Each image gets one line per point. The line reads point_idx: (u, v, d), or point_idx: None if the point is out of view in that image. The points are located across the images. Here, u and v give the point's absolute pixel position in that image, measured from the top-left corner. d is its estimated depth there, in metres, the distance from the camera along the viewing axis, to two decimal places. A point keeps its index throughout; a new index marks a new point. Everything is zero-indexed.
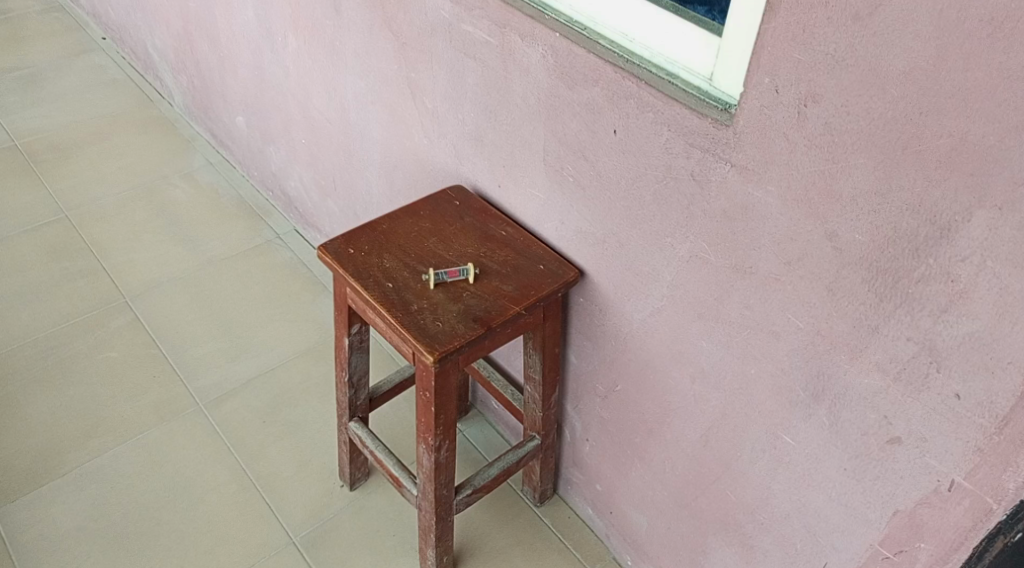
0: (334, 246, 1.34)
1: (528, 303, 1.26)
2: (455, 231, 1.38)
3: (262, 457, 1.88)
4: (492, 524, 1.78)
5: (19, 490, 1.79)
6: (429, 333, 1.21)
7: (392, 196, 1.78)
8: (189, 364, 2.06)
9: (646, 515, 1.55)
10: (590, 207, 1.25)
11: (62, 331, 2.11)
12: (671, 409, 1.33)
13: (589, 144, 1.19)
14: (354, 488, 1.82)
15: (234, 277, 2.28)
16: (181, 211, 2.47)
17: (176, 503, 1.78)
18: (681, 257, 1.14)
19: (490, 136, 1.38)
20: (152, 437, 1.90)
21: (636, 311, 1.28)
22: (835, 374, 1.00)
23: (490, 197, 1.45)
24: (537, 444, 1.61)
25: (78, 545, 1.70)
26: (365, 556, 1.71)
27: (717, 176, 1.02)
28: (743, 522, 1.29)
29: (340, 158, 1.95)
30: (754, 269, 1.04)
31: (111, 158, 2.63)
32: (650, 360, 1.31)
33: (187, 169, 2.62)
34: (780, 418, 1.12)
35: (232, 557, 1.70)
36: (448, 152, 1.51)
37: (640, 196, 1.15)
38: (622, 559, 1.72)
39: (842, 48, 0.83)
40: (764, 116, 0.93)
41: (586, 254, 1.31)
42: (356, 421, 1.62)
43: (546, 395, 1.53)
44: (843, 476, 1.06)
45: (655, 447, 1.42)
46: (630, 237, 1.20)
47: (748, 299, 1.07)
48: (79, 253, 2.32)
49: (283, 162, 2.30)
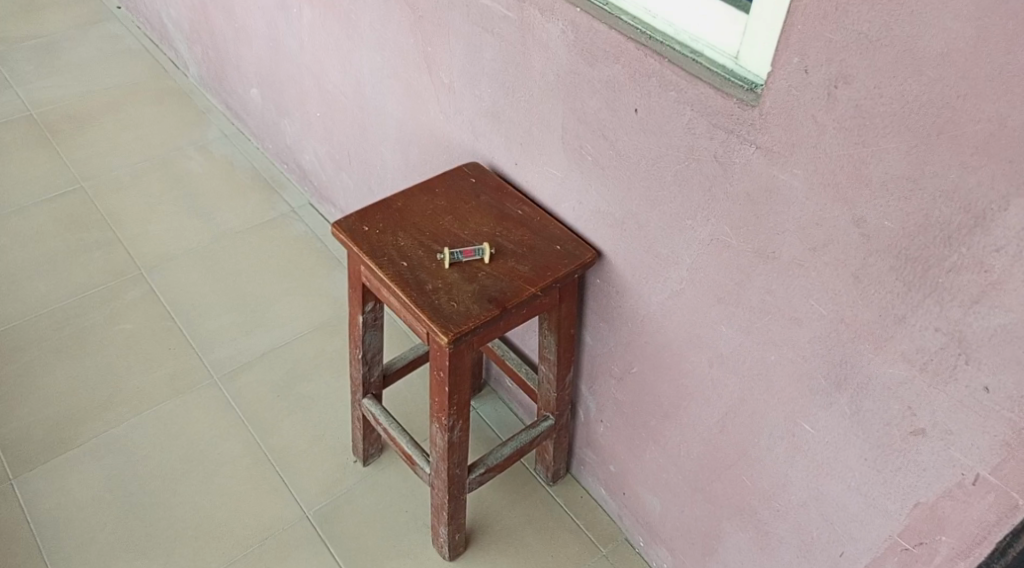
0: (348, 223, 1.32)
1: (544, 284, 1.24)
2: (471, 210, 1.35)
3: (276, 431, 1.88)
4: (504, 502, 1.77)
5: (36, 459, 1.80)
6: (443, 314, 1.20)
7: (407, 172, 1.76)
8: (204, 337, 2.05)
9: (659, 497, 1.54)
10: (609, 188, 1.22)
11: (79, 302, 2.11)
12: (688, 394, 1.31)
13: (609, 124, 1.16)
14: (367, 464, 1.82)
15: (249, 251, 2.27)
16: (196, 183, 2.45)
17: (189, 476, 1.79)
18: (701, 240, 1.11)
19: (507, 113, 1.35)
20: (167, 409, 1.90)
21: (654, 294, 1.26)
22: (858, 362, 0.98)
23: (506, 175, 1.43)
24: (550, 424, 1.60)
25: (93, 515, 1.71)
26: (377, 532, 1.71)
27: (741, 158, 0.99)
28: (759, 508, 1.28)
29: (354, 133, 1.93)
30: (777, 254, 1.01)
31: (126, 128, 2.62)
32: (668, 343, 1.29)
33: (202, 140, 2.60)
34: (799, 405, 1.10)
35: (246, 530, 1.70)
36: (465, 129, 1.48)
37: (661, 177, 1.12)
38: (634, 540, 1.71)
39: (877, 27, 0.79)
40: (792, 97, 0.90)
41: (604, 235, 1.28)
42: (369, 398, 1.61)
43: (560, 375, 1.51)
44: (863, 465, 1.04)
45: (671, 430, 1.40)
46: (649, 219, 1.18)
47: (769, 284, 1.05)
48: (94, 223, 2.31)
49: (297, 135, 2.28)
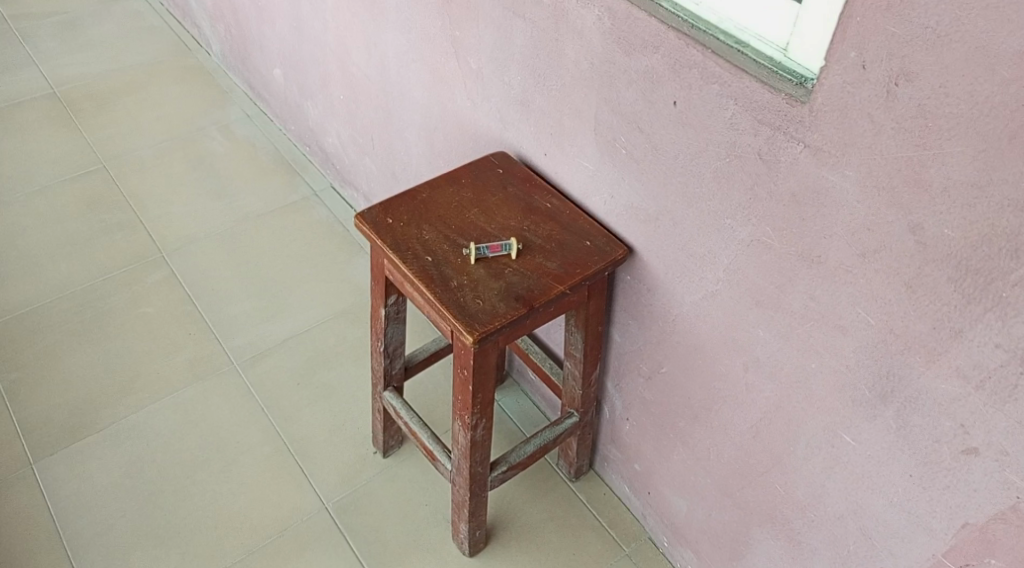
0: (372, 215, 1.28)
1: (573, 282, 1.19)
2: (497, 202, 1.31)
3: (295, 419, 1.85)
4: (526, 498, 1.74)
5: (57, 443, 1.78)
6: (469, 312, 1.15)
7: (432, 159, 1.71)
8: (224, 322, 2.02)
9: (686, 499, 1.50)
10: (643, 183, 1.17)
11: (101, 284, 2.08)
12: (720, 397, 1.26)
13: (646, 116, 1.10)
14: (387, 455, 1.79)
15: (270, 235, 2.23)
16: (218, 165, 2.42)
17: (209, 464, 1.76)
18: (741, 241, 1.06)
19: (538, 102, 1.30)
20: (187, 395, 1.88)
21: (688, 294, 1.21)
22: (907, 376, 0.93)
23: (534, 165, 1.38)
24: (575, 421, 1.56)
25: (113, 502, 1.69)
26: (396, 525, 1.68)
27: (788, 157, 0.93)
28: (792, 518, 1.23)
29: (378, 117, 1.88)
30: (822, 259, 0.96)
31: (149, 108, 2.59)
32: (700, 345, 1.24)
33: (225, 121, 2.57)
34: (841, 416, 1.05)
35: (265, 521, 1.68)
36: (492, 117, 1.43)
37: (699, 173, 1.06)
38: (658, 540, 1.67)
39: (945, 22, 0.73)
40: (847, 94, 0.84)
41: (636, 231, 1.23)
42: (390, 391, 1.57)
43: (587, 372, 1.47)
44: (907, 481, 0.99)
45: (701, 433, 1.35)
46: (685, 216, 1.13)
47: (813, 289, 0.99)
48: (116, 205, 2.29)
49: (320, 117, 2.24)
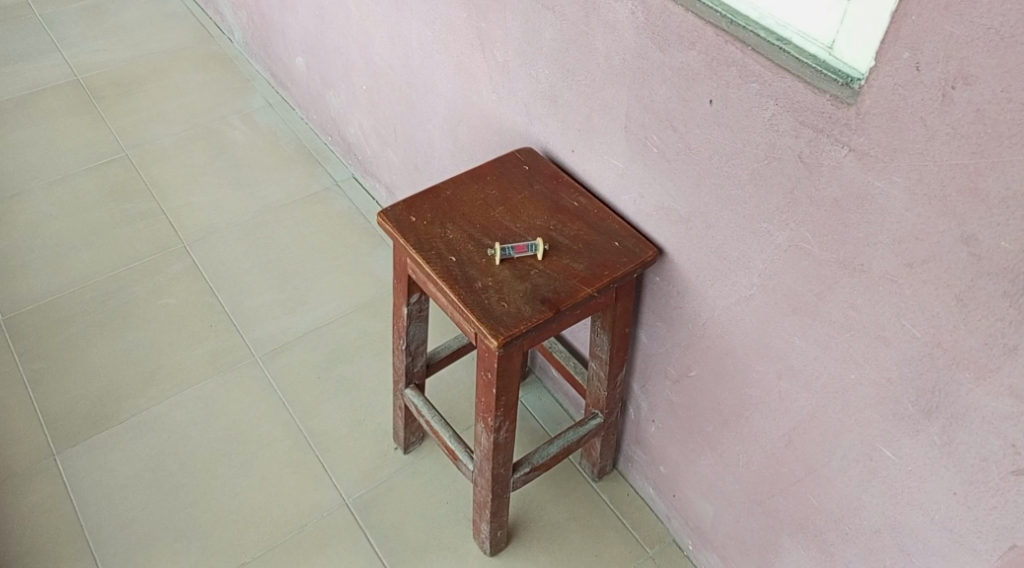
0: (395, 213, 1.24)
1: (601, 284, 1.15)
2: (523, 200, 1.27)
3: (316, 414, 1.83)
4: (548, 498, 1.71)
5: (79, 435, 1.77)
6: (494, 315, 1.12)
7: (456, 153, 1.67)
8: (245, 314, 2.00)
9: (713, 504, 1.46)
10: (675, 182, 1.13)
11: (122, 274, 2.07)
12: (752, 404, 1.22)
13: (680, 114, 1.06)
14: (408, 452, 1.77)
15: (290, 225, 2.21)
16: (240, 154, 2.39)
17: (230, 459, 1.75)
18: (778, 246, 1.02)
19: (566, 97, 1.26)
20: (208, 388, 1.86)
21: (719, 297, 1.17)
22: (955, 392, 0.89)
23: (561, 162, 1.34)
24: (599, 422, 1.52)
25: (134, 495, 1.68)
26: (417, 523, 1.66)
27: (831, 160, 0.89)
28: (825, 529, 1.20)
29: (401, 109, 1.85)
30: (865, 268, 0.91)
31: (171, 96, 2.56)
32: (732, 350, 1.20)
33: (246, 109, 2.54)
34: (880, 429, 1.01)
35: (285, 517, 1.66)
36: (518, 112, 1.40)
37: (735, 174, 1.02)
38: (683, 543, 1.64)
39: (1011, 23, 0.69)
40: (897, 96, 0.79)
41: (667, 232, 1.19)
42: (411, 389, 1.54)
43: (612, 373, 1.43)
44: (951, 499, 0.96)
45: (730, 438, 1.32)
46: (719, 218, 1.09)
47: (854, 298, 0.95)
48: (138, 193, 2.27)
49: (341, 107, 2.21)
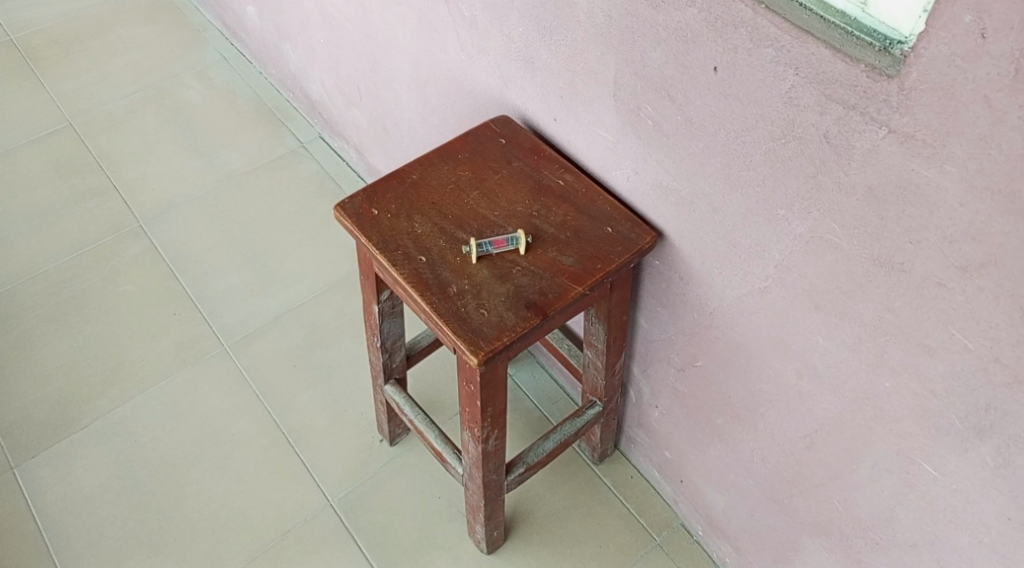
0: (355, 206, 1.08)
1: (594, 281, 1.01)
2: (501, 181, 1.11)
3: (293, 406, 1.70)
4: (547, 486, 1.59)
5: (38, 444, 1.64)
6: (472, 326, 0.97)
7: (426, 115, 1.50)
8: (212, 299, 1.86)
9: (725, 496, 1.35)
10: (674, 159, 0.97)
11: (76, 261, 1.91)
12: (767, 401, 1.09)
13: (678, 82, 0.90)
14: (394, 443, 1.64)
15: (255, 195, 2.04)
16: (196, 117, 2.20)
17: (204, 461, 1.62)
18: (798, 237, 0.87)
19: (544, 59, 1.09)
20: (176, 383, 1.73)
21: (728, 287, 1.02)
22: (1014, 412, 0.75)
23: (543, 132, 1.17)
24: (598, 411, 1.39)
25: (102, 507, 1.56)
26: (408, 522, 1.55)
27: (865, 142, 0.73)
28: (851, 536, 1.08)
29: (362, 65, 1.67)
30: (906, 267, 0.77)
31: (116, 53, 2.36)
32: (743, 343, 1.06)
33: (200, 65, 2.34)
34: (920, 442, 0.88)
35: (266, 522, 1.55)
36: (491, 73, 1.22)
37: (746, 154, 0.87)
38: (693, 528, 1.53)
39: None
40: (953, 70, 0.64)
41: (667, 214, 1.04)
42: (392, 385, 1.41)
43: (610, 361, 1.30)
44: (1004, 524, 0.84)
45: (743, 433, 1.19)
46: (727, 202, 0.93)
47: (890, 300, 0.81)
48: (87, 168, 2.09)
49: (301, 63, 2.02)
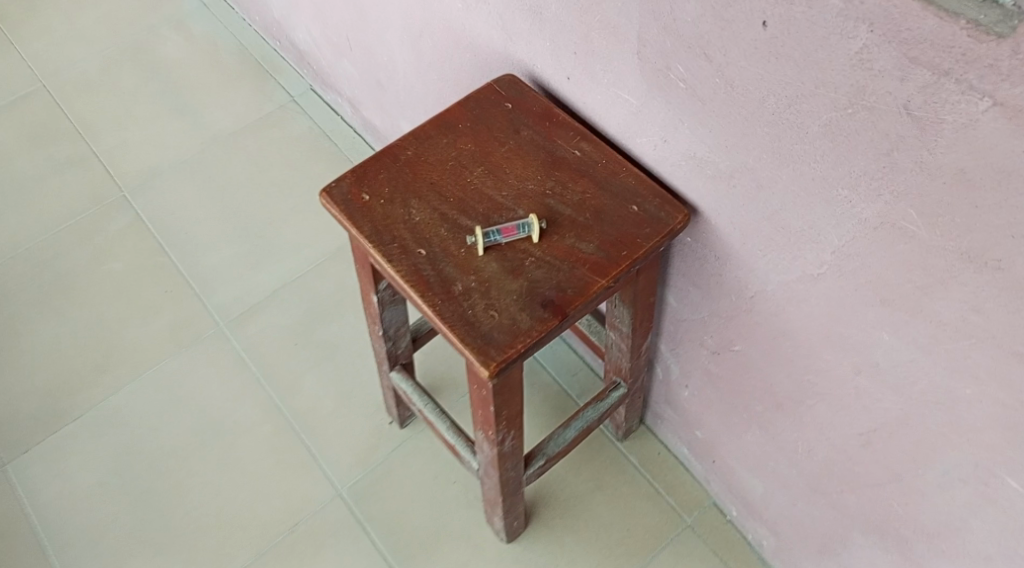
0: (342, 190, 0.95)
1: (619, 271, 0.88)
2: (509, 155, 0.97)
3: (296, 388, 1.59)
4: (568, 467, 1.49)
5: (28, 438, 1.55)
6: (481, 332, 0.85)
7: (422, 70, 1.35)
8: (204, 274, 1.74)
9: (763, 483, 1.23)
10: (711, 129, 0.83)
11: (58, 238, 1.79)
12: (816, 394, 0.97)
13: (716, 40, 0.75)
14: (404, 426, 1.54)
15: (245, 158, 1.90)
16: (176, 72, 2.05)
17: (204, 451, 1.53)
18: (864, 223, 0.73)
19: (553, 9, 0.94)
20: (169, 368, 1.62)
21: (774, 272, 0.89)
22: None
23: (554, 93, 1.03)
24: (623, 393, 1.28)
25: (98, 504, 1.47)
26: (422, 510, 1.45)
27: (961, 115, 0.60)
28: (913, 541, 0.96)
29: (350, 15, 1.51)
30: (1003, 265, 0.64)
31: (87, 6, 2.19)
32: (790, 332, 0.94)
33: (179, 15, 2.17)
34: (1006, 455, 0.76)
35: (273, 515, 1.45)
36: (493, 25, 1.07)
37: (802, 125, 0.72)
38: (726, 509, 1.42)
39: None
40: None
41: (701, 189, 0.90)
42: (397, 372, 1.29)
43: (635, 343, 1.17)
44: None
45: (786, 424, 1.07)
46: (775, 180, 0.79)
47: (979, 299, 0.68)
48: (64, 134, 1.95)
49: (285, 10, 1.85)
